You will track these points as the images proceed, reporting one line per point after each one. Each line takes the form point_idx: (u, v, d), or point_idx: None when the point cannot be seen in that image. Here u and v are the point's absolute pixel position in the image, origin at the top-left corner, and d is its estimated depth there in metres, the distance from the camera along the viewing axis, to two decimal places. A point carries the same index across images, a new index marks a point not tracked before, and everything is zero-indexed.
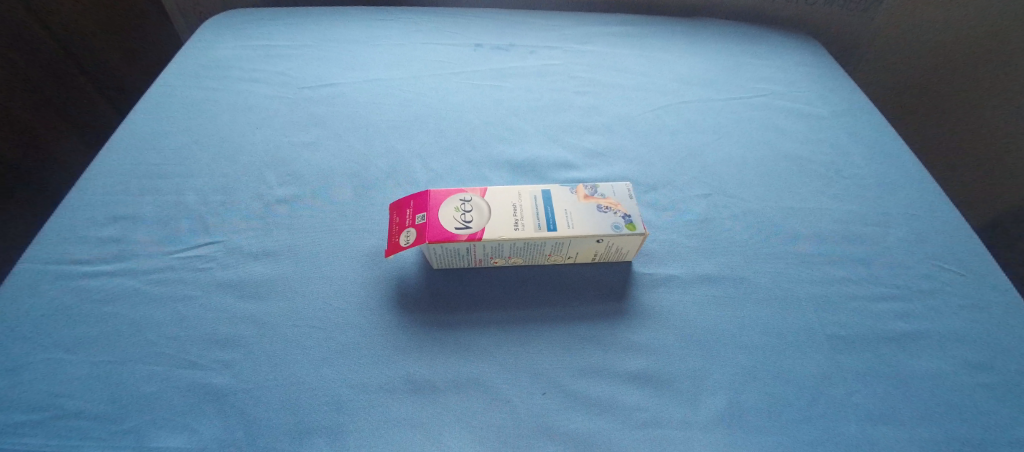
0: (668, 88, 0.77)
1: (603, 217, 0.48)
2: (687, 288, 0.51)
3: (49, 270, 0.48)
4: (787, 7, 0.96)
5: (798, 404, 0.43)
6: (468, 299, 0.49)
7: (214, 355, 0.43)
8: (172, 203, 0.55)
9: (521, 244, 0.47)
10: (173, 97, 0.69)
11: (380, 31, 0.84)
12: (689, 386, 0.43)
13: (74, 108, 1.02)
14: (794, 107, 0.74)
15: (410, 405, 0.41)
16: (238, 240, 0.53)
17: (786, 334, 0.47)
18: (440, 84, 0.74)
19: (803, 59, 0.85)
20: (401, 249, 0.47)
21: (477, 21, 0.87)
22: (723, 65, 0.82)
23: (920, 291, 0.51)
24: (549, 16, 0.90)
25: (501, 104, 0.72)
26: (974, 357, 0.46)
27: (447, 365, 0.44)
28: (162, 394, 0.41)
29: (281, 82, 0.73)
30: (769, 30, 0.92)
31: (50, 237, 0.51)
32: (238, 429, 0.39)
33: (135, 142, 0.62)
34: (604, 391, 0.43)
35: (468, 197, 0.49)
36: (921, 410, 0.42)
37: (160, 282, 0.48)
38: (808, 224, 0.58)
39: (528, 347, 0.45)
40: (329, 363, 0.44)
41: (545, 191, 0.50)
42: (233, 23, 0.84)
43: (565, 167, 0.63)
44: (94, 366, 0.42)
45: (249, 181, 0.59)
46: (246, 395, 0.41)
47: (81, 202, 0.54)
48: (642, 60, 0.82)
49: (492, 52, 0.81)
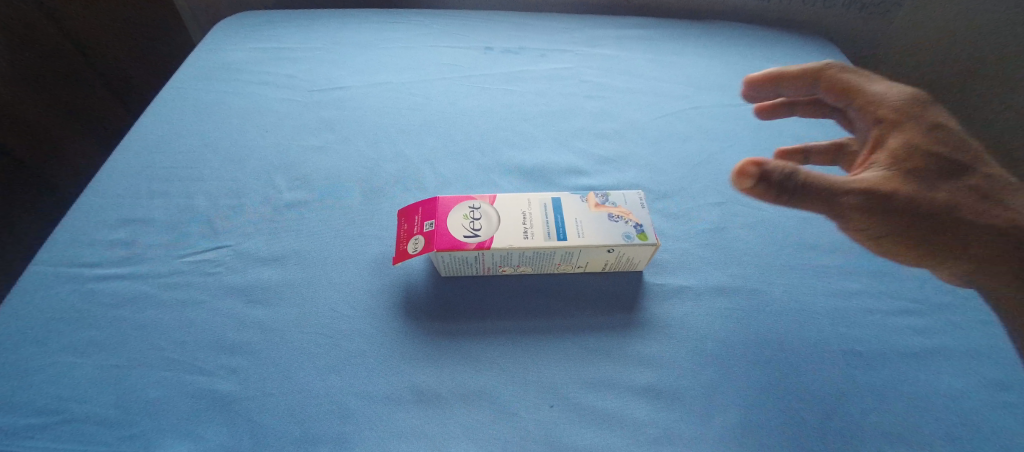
0: (681, 93, 0.76)
1: (613, 226, 0.47)
2: (699, 299, 0.50)
3: (61, 272, 0.48)
4: (802, 10, 0.95)
5: (813, 422, 0.41)
6: (477, 308, 0.48)
7: (222, 361, 0.43)
8: (182, 206, 0.56)
9: (531, 253, 0.46)
10: (184, 99, 0.69)
11: (389, 34, 0.83)
12: (701, 402, 0.42)
13: (88, 112, 1.01)
14: (811, 113, 0.73)
15: (415, 415, 0.41)
16: (247, 244, 0.52)
17: (801, 348, 0.46)
18: (450, 88, 0.74)
19: (820, 63, 0.84)
20: (409, 256, 0.46)
21: (487, 23, 0.87)
22: (737, 70, 0.80)
23: (942, 305, 0.49)
24: (560, 18, 0.89)
25: (512, 108, 0.71)
26: (999, 375, 0.44)
27: (454, 375, 0.43)
28: (168, 400, 0.41)
29: (290, 85, 0.73)
30: (784, 33, 0.90)
31: (61, 240, 0.51)
32: (242, 437, 0.39)
33: (146, 144, 0.62)
34: (614, 406, 0.42)
35: (476, 204, 0.48)
36: (943, 431, 0.41)
37: (170, 286, 0.48)
38: (825, 233, 0.56)
39: (537, 358, 0.45)
40: (335, 371, 0.43)
41: (555, 198, 0.49)
42: (244, 25, 0.85)
43: (575, 173, 0.62)
44: (102, 370, 0.42)
45: (257, 184, 0.59)
46: (252, 403, 0.41)
47: (93, 205, 0.55)
48: (654, 65, 0.81)
49: (502, 54, 0.80)
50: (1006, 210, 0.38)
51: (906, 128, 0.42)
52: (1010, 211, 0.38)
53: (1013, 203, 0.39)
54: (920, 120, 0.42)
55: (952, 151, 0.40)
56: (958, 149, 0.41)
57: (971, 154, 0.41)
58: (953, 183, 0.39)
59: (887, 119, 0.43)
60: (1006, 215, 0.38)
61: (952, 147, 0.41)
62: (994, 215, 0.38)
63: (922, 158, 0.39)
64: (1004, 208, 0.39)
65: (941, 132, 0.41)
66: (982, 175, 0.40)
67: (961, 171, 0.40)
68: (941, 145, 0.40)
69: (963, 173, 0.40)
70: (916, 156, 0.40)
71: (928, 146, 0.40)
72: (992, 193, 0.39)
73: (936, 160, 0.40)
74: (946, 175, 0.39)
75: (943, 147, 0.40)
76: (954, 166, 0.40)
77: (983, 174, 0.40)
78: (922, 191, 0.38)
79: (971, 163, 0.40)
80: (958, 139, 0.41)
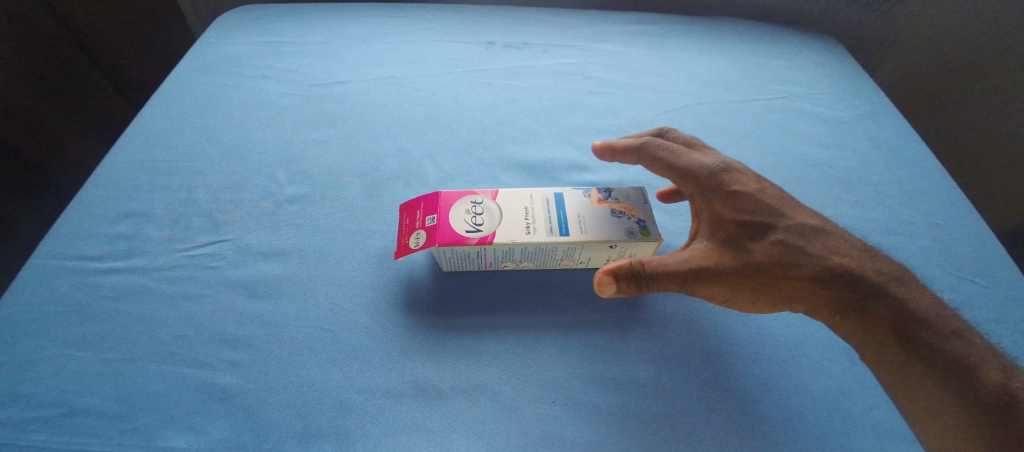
0: (685, 89, 0.75)
1: (616, 222, 0.47)
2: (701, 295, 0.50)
3: (63, 265, 0.48)
4: (806, 7, 0.94)
5: (815, 419, 0.41)
6: (479, 303, 0.48)
7: (223, 354, 0.43)
8: (183, 200, 0.55)
9: (533, 249, 0.46)
10: (185, 92, 0.69)
11: (391, 28, 0.83)
12: (703, 398, 0.42)
13: (89, 107, 1.01)
14: (815, 110, 0.73)
15: (416, 410, 0.41)
16: (248, 238, 0.52)
17: (804, 345, 0.46)
18: (452, 83, 0.74)
19: (824, 60, 0.83)
20: (411, 251, 0.46)
21: (489, 18, 0.86)
22: (741, 66, 0.80)
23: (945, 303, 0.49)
24: (562, 13, 0.89)
25: (514, 103, 0.71)
26: None
27: (456, 370, 0.43)
28: (169, 393, 0.41)
29: (291, 79, 0.72)
30: (788, 29, 0.90)
31: (62, 233, 0.51)
32: (244, 431, 0.39)
33: (147, 138, 0.62)
34: (615, 402, 0.42)
35: (479, 199, 0.48)
36: None
37: (171, 280, 0.48)
38: None
39: (538, 354, 0.44)
40: (336, 365, 0.43)
41: (557, 194, 0.49)
42: (247, 19, 0.84)
43: (577, 169, 0.62)
44: (103, 363, 0.42)
45: (259, 178, 0.59)
46: (253, 397, 0.41)
47: (93, 198, 0.55)
48: (658, 61, 0.80)
49: (504, 49, 0.80)
50: (812, 257, 0.41)
51: (709, 199, 0.46)
52: (815, 258, 0.41)
53: (817, 250, 0.42)
54: (719, 187, 0.46)
55: (754, 211, 0.44)
56: (759, 207, 0.45)
57: (772, 209, 0.45)
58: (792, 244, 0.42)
59: (697, 191, 0.47)
60: (809, 262, 0.41)
61: (754, 206, 0.45)
62: (801, 266, 0.41)
63: (746, 225, 0.44)
64: (809, 255, 0.42)
65: (737, 194, 0.45)
66: (787, 226, 0.44)
67: (763, 228, 0.43)
68: (742, 210, 0.44)
69: (764, 231, 0.43)
70: (719, 228, 0.44)
71: (730, 215, 0.44)
72: (796, 243, 0.42)
73: (737, 226, 0.44)
74: (748, 237, 0.43)
75: (744, 210, 0.44)
76: (756, 226, 0.44)
77: (787, 225, 0.44)
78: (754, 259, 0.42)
79: (772, 218, 0.44)
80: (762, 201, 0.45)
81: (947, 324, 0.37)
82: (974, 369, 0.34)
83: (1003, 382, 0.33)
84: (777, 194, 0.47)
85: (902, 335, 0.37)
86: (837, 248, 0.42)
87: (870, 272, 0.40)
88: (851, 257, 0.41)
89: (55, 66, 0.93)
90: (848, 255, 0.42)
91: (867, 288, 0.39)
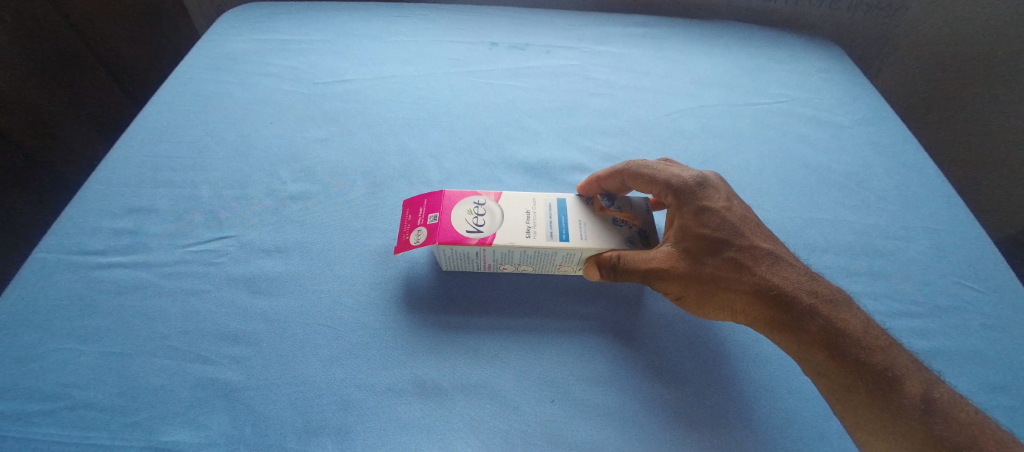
0: (686, 92, 0.75)
1: (617, 231, 0.47)
2: None
3: (66, 259, 0.49)
4: (807, 12, 0.95)
5: (812, 421, 0.42)
6: (479, 304, 0.48)
7: (225, 350, 0.44)
8: (186, 196, 0.56)
9: (532, 252, 0.46)
10: (189, 89, 0.69)
11: (395, 27, 0.83)
12: (700, 399, 0.43)
13: (90, 102, 1.00)
14: (815, 115, 0.73)
15: (416, 407, 0.41)
16: (251, 234, 0.53)
17: None
18: (454, 83, 0.74)
19: (824, 64, 0.84)
20: (411, 247, 0.46)
21: (492, 18, 0.86)
22: (743, 70, 0.80)
23: (942, 308, 0.50)
24: (565, 14, 0.89)
25: (516, 104, 0.71)
26: (995, 377, 0.45)
27: (456, 367, 0.43)
28: (170, 388, 0.41)
29: (294, 77, 0.73)
30: (790, 34, 0.90)
31: (65, 228, 0.51)
32: (245, 426, 0.39)
33: (150, 134, 0.62)
34: (613, 401, 0.42)
35: (481, 200, 0.48)
36: None
37: (173, 275, 0.48)
38: (827, 235, 0.57)
39: (539, 352, 0.45)
40: (337, 361, 0.43)
41: (560, 199, 0.49)
42: (251, 16, 0.84)
43: (578, 170, 0.62)
44: (105, 357, 0.42)
45: (262, 175, 0.59)
46: (255, 392, 0.41)
47: (96, 193, 0.55)
48: (660, 63, 0.81)
49: (507, 50, 0.80)
50: (762, 277, 0.42)
51: (679, 211, 0.46)
52: (768, 277, 0.42)
53: (770, 269, 0.43)
54: (689, 201, 0.46)
55: (718, 228, 0.44)
56: (725, 224, 0.45)
57: (735, 226, 0.45)
58: (749, 262, 0.43)
59: (669, 202, 0.47)
60: (759, 281, 0.42)
61: (719, 223, 0.45)
62: (751, 281, 0.42)
63: (708, 242, 0.44)
64: (760, 275, 0.43)
65: (704, 210, 0.45)
66: (745, 245, 0.44)
67: (722, 245, 0.44)
68: (708, 226, 0.44)
69: (722, 246, 0.44)
70: (682, 241, 0.45)
71: (695, 228, 0.44)
72: (750, 262, 0.43)
73: (698, 241, 0.44)
74: (706, 252, 0.44)
75: (708, 226, 0.44)
76: (717, 242, 0.44)
77: (745, 244, 0.44)
78: (707, 274, 0.43)
79: (733, 235, 0.44)
80: (727, 220, 0.45)
81: (878, 345, 0.39)
82: (898, 381, 0.37)
83: (915, 391, 0.37)
84: (743, 211, 0.46)
85: (836, 353, 0.39)
86: (793, 267, 0.43)
87: (816, 292, 0.42)
88: (805, 279, 0.43)
89: (59, 61, 0.92)
90: (800, 274, 0.43)
91: (810, 307, 0.41)
